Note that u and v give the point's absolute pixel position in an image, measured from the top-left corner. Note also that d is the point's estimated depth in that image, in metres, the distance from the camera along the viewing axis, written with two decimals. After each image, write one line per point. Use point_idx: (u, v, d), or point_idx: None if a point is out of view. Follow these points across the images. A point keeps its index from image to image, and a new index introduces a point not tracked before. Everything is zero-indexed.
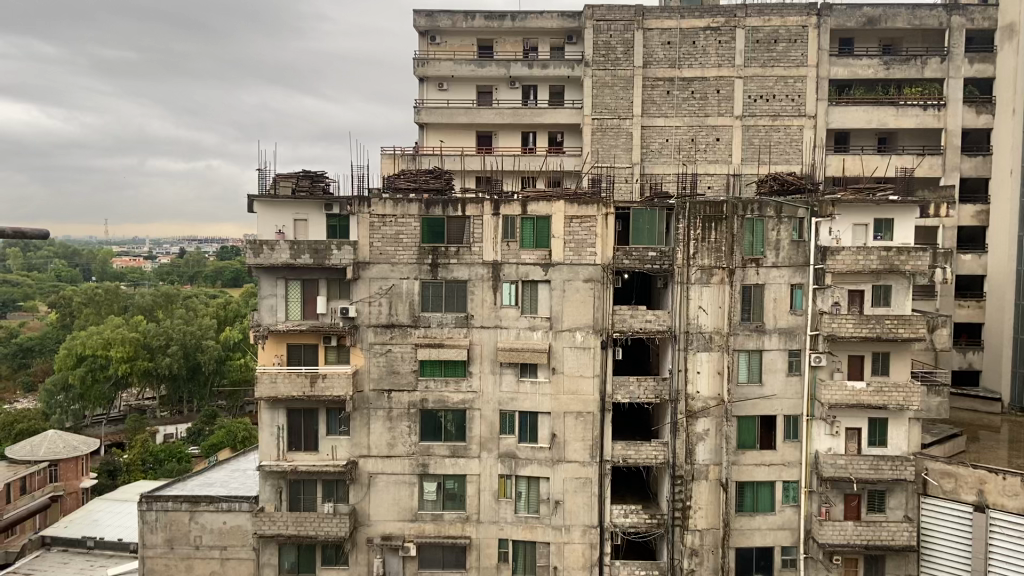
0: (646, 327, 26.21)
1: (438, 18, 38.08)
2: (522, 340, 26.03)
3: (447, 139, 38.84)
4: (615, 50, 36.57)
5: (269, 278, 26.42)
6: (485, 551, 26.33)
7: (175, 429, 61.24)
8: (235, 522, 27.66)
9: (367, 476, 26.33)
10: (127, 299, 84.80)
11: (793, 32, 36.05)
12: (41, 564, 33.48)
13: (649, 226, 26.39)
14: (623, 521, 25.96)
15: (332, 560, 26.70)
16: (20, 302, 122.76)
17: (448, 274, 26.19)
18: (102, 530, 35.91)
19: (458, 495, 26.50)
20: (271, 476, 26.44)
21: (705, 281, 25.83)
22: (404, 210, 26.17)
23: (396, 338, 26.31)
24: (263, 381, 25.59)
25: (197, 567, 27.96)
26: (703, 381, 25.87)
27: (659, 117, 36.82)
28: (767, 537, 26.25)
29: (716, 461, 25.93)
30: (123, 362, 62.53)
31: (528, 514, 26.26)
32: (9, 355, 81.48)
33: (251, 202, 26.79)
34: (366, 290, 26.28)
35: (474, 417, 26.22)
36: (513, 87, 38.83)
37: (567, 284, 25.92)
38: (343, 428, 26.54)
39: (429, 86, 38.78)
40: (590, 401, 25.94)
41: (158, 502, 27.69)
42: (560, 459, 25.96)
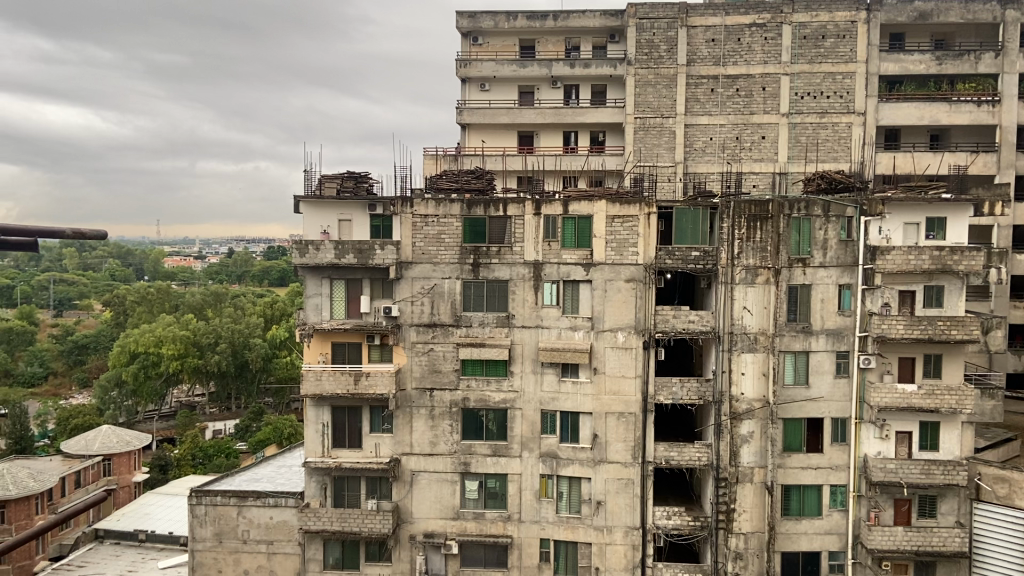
0: (689, 327, 25.93)
1: (480, 19, 38.24)
2: (563, 340, 25.99)
3: (489, 139, 38.91)
4: (657, 48, 36.34)
5: (314, 278, 26.89)
6: (527, 551, 26.38)
7: (224, 425, 62.56)
8: (281, 517, 28.16)
9: (410, 474, 26.61)
10: (177, 298, 86.83)
11: (842, 27, 35.37)
12: (94, 557, 34.42)
13: (692, 226, 26.10)
14: (666, 522, 25.78)
15: (375, 556, 27.00)
16: (76, 301, 126.74)
17: (490, 273, 26.27)
18: (153, 524, 36.83)
19: (499, 494, 26.56)
20: (316, 472, 26.88)
21: (750, 281, 25.48)
22: (446, 210, 26.36)
23: (438, 337, 26.49)
24: (308, 379, 26.02)
25: (245, 560, 28.50)
26: (749, 383, 25.54)
27: (703, 115, 36.45)
28: (813, 542, 25.83)
29: (762, 463, 25.57)
30: (174, 359, 64.12)
31: (570, 514, 26.20)
32: (66, 352, 84.13)
33: (297, 203, 27.26)
34: (408, 289, 26.51)
35: (515, 416, 26.28)
36: (555, 87, 38.77)
37: (609, 283, 25.80)
38: (386, 426, 26.76)
39: (472, 86, 38.92)
40: (632, 401, 25.80)
41: (207, 496, 28.33)
42: (601, 459, 25.86)
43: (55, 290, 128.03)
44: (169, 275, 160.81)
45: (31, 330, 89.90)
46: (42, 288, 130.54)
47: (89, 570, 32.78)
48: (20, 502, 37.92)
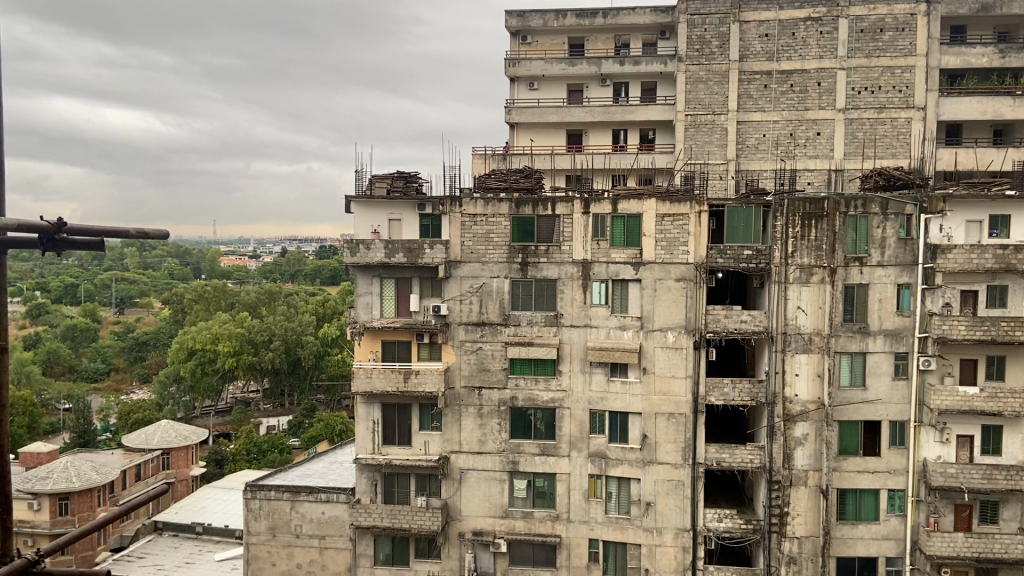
0: (741, 327, 25.53)
1: (529, 18, 38.23)
2: (612, 340, 25.83)
3: (538, 139, 38.73)
4: (709, 44, 35.84)
5: (364, 277, 27.24)
6: (576, 550, 26.30)
7: (278, 421, 63.75)
8: (333, 513, 28.60)
9: (458, 471, 26.78)
10: (233, 296, 88.77)
11: (901, 20, 34.41)
12: (154, 548, 35.40)
13: (744, 224, 25.65)
14: (718, 525, 25.47)
15: (425, 552, 27.28)
16: (137, 298, 130.78)
17: (538, 272, 26.22)
18: (211, 517, 37.74)
19: (548, 494, 26.52)
20: (367, 468, 27.26)
21: (805, 280, 24.96)
22: (494, 209, 26.42)
23: (486, 336, 26.57)
24: (358, 377, 26.37)
25: (298, 554, 29.00)
26: (803, 384, 25.01)
27: (756, 112, 35.86)
28: (870, 547, 25.23)
29: (817, 466, 25.04)
30: (230, 355, 65.73)
31: (619, 515, 26.03)
32: (127, 348, 86.81)
33: (348, 203, 27.65)
34: (457, 288, 26.63)
35: (564, 416, 26.21)
36: (604, 85, 38.42)
37: (658, 283, 25.55)
38: (435, 424, 26.96)
39: (520, 85, 38.86)
40: (682, 402, 25.52)
41: (262, 491, 28.95)
42: (651, 460, 25.62)
43: (117, 289, 132.27)
44: (225, 275, 164.50)
45: (95, 327, 93.01)
46: (105, 286, 134.88)
47: (148, 561, 33.74)
48: (83, 494, 39.28)
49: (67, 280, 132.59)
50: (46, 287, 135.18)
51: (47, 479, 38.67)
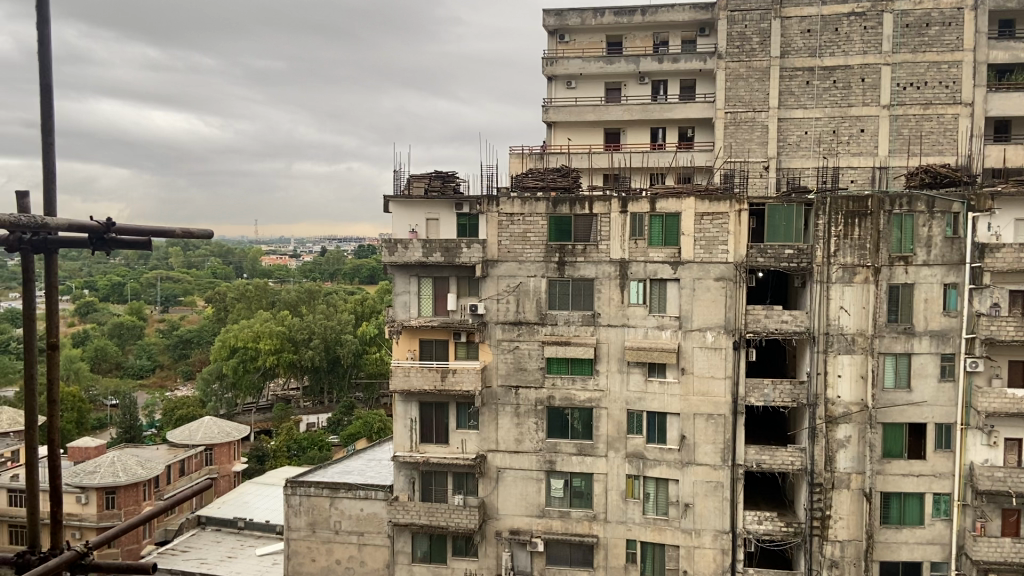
0: (782, 327, 25.19)
1: (567, 17, 38.11)
2: (650, 339, 25.67)
3: (575, 137, 38.53)
4: (749, 41, 35.42)
5: (402, 275, 27.43)
6: (613, 551, 26.20)
7: (318, 419, 64.36)
8: (371, 509, 28.86)
9: (495, 470, 26.84)
10: (273, 295, 90.02)
11: (947, 15, 33.67)
12: (197, 542, 36.04)
13: (785, 222, 25.21)
14: (757, 527, 25.19)
15: (463, 550, 27.40)
16: (181, 297, 133.39)
17: (575, 272, 26.13)
18: (252, 513, 38.31)
19: (585, 494, 26.43)
20: (404, 466, 27.46)
21: (848, 280, 24.54)
22: (532, 208, 26.39)
23: (523, 335, 26.57)
24: (396, 375, 26.59)
25: (337, 551, 29.30)
26: (845, 386, 24.62)
27: (798, 109, 35.35)
28: (914, 552, 24.72)
29: (859, 469, 24.64)
30: (272, 353, 66.87)
31: (657, 516, 25.85)
32: (171, 346, 88.44)
33: (386, 202, 27.86)
34: (494, 287, 26.68)
35: (601, 415, 26.11)
36: (642, 83, 38.07)
37: (697, 283, 25.31)
38: (472, 422, 27.06)
39: (558, 84, 38.68)
40: (722, 402, 25.24)
41: (302, 487, 29.30)
42: (689, 461, 25.40)
43: (162, 287, 135.09)
44: (265, 274, 166.75)
45: (140, 325, 94.98)
46: (149, 285, 137.76)
47: (191, 554, 34.36)
48: (129, 489, 40.17)
49: (114, 279, 135.63)
50: (93, 286, 138.40)
51: (95, 473, 39.62)
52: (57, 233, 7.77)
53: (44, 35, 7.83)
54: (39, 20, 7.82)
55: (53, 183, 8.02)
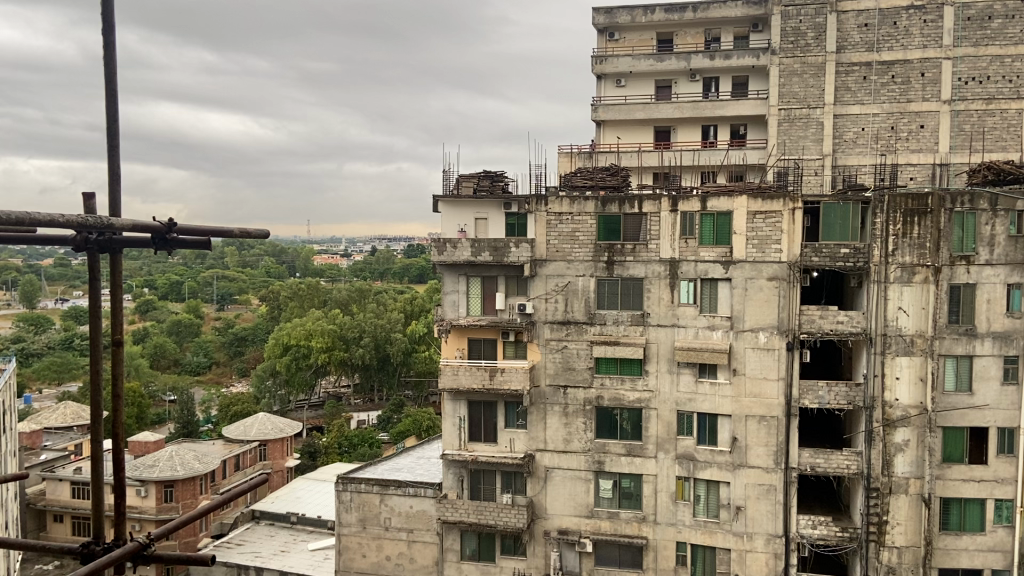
0: (838, 328, 24.72)
1: (617, 14, 37.85)
2: (700, 340, 25.37)
3: (625, 136, 38.20)
4: (804, 36, 34.74)
5: (451, 275, 27.60)
6: (663, 553, 25.97)
7: (367, 416, 64.97)
8: (420, 507, 29.09)
9: (544, 470, 26.80)
10: (326, 294, 91.46)
11: (1011, 7, 32.73)
12: (252, 536, 36.78)
13: (841, 221, 24.74)
14: (811, 532, 24.75)
15: (511, 549, 27.46)
16: (236, 296, 136.44)
17: (625, 271, 25.94)
18: (304, 508, 38.98)
19: (634, 495, 26.22)
20: (453, 464, 27.64)
21: (907, 280, 23.88)
22: (581, 208, 26.31)
23: (572, 335, 26.48)
24: (445, 373, 26.78)
25: (387, 547, 29.56)
26: (904, 389, 23.95)
27: (855, 105, 34.56)
28: (975, 559, 24.00)
29: (918, 474, 23.99)
30: (323, 351, 67.97)
31: (708, 518, 25.54)
32: (227, 343, 90.48)
33: (436, 202, 28.02)
34: (543, 287, 26.64)
35: (651, 416, 25.88)
36: (693, 80, 37.55)
37: (750, 282, 24.93)
38: (520, 421, 27.09)
39: (607, 82, 38.37)
40: (775, 404, 24.84)
41: (353, 483, 29.67)
42: (741, 464, 25.05)
43: (217, 286, 138.17)
44: (316, 273, 169.37)
45: (198, 323, 97.44)
46: (206, 283, 141.04)
47: (246, 548, 35.05)
48: (186, 483, 41.18)
49: (171, 279, 139.32)
50: (152, 284, 142.33)
51: (154, 467, 40.86)
52: (122, 234, 8.00)
53: (109, 41, 8.07)
54: (105, 26, 8.07)
55: (118, 185, 8.26)
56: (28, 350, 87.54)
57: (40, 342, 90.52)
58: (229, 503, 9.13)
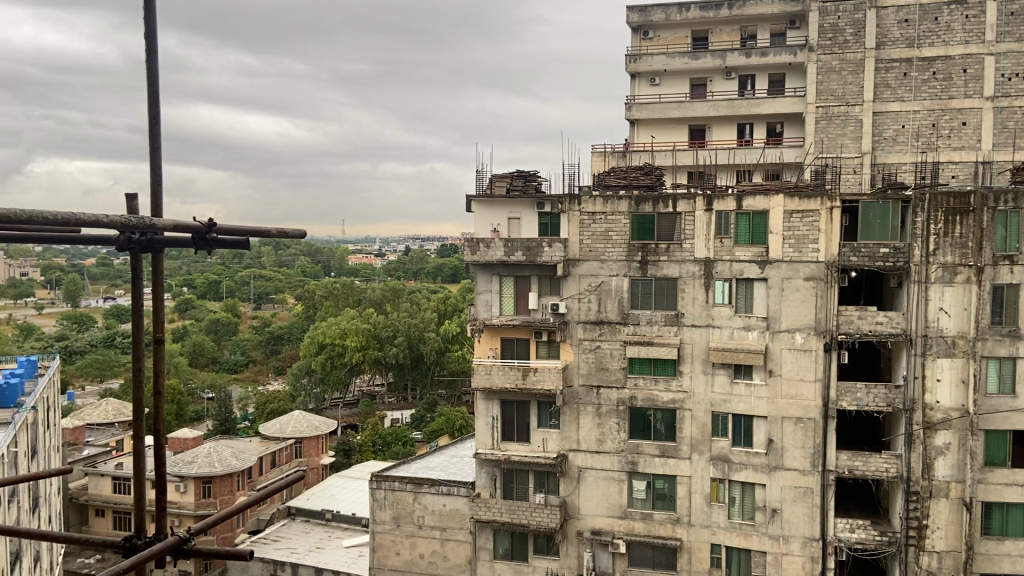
0: (877, 329, 24.32)
1: (651, 12, 37.65)
2: (736, 340, 25.12)
3: (659, 135, 37.97)
4: (843, 33, 34.22)
5: (484, 275, 27.67)
6: (697, 555, 25.77)
7: (401, 414, 65.40)
8: (453, 506, 29.20)
9: (577, 470, 26.73)
10: (360, 293, 92.24)
11: None
12: (288, 532, 37.24)
13: (880, 220, 24.34)
14: (849, 536, 24.41)
15: (544, 549, 27.45)
16: (272, 295, 138.30)
17: (658, 271, 25.79)
18: (339, 505, 39.39)
19: (668, 496, 26.04)
20: (486, 463, 27.71)
21: (948, 280, 23.39)
22: (614, 207, 26.22)
23: (605, 335, 26.37)
24: (478, 373, 26.86)
25: (420, 545, 29.71)
26: (945, 391, 23.47)
27: (895, 102, 33.99)
28: (1018, 565, 23.51)
29: (959, 478, 23.48)
30: (358, 350, 68.62)
31: (743, 520, 25.30)
32: (264, 341, 91.79)
33: (469, 202, 28.12)
34: (576, 286, 26.57)
35: (684, 417, 25.67)
36: (729, 78, 37.22)
37: (786, 282, 24.63)
38: (553, 421, 27.06)
39: (641, 81, 38.15)
40: (812, 406, 24.52)
41: (387, 481, 29.91)
42: (777, 466, 24.79)
43: (254, 285, 140.07)
44: (350, 273, 170.94)
45: (235, 322, 98.95)
46: (243, 283, 143.05)
47: (282, 544, 35.52)
48: (224, 479, 41.82)
49: (209, 278, 141.63)
50: (190, 284, 144.82)
51: (193, 463, 41.64)
52: (164, 234, 8.14)
53: (151, 45, 8.22)
54: (147, 30, 8.22)
55: (159, 187, 8.42)
56: (71, 347, 89.64)
57: (83, 339, 92.67)
58: (266, 500, 9.22)
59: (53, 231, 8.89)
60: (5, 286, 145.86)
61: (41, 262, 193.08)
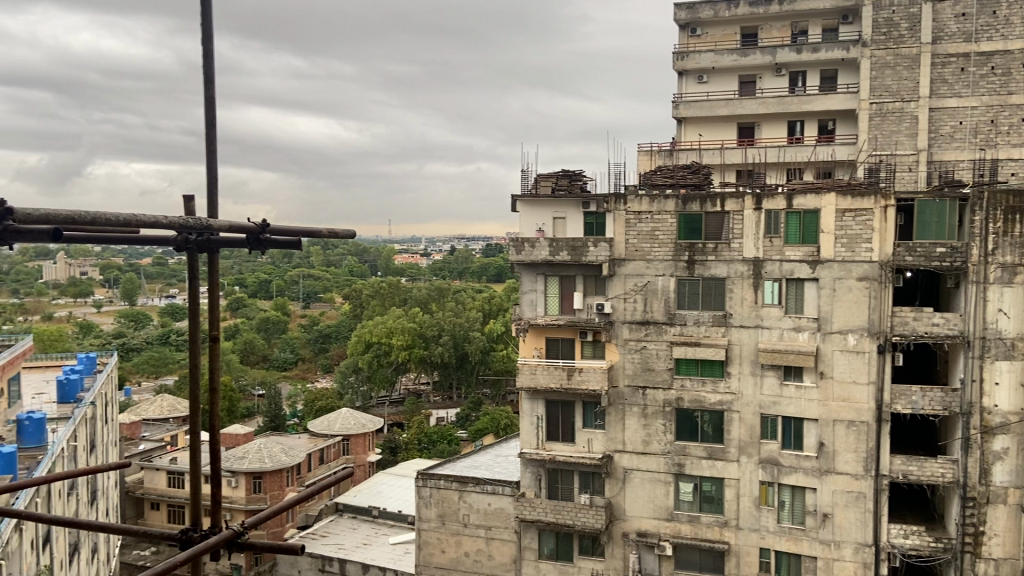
0: (932, 331, 23.70)
1: (699, 9, 37.21)
2: (785, 341, 24.70)
3: (707, 133, 37.56)
4: (897, 27, 33.41)
5: (529, 274, 27.67)
6: (746, 559, 25.43)
7: (447, 413, 65.80)
8: (499, 505, 29.24)
9: (623, 471, 26.55)
10: (406, 292, 93.11)
11: None
12: (335, 528, 37.75)
13: (937, 219, 23.71)
14: (903, 542, 23.88)
15: (589, 550, 27.35)
16: (320, 294, 140.38)
17: (706, 271, 25.49)
18: (386, 502, 39.81)
19: (715, 499, 25.71)
20: (531, 463, 27.69)
21: (1007, 280, 22.76)
22: (661, 206, 25.99)
23: (651, 335, 26.13)
24: (523, 372, 26.87)
25: (465, 543, 29.83)
26: (1003, 394, 22.88)
27: (952, 97, 33.06)
28: None
29: (1018, 484, 22.92)
30: (404, 349, 69.26)
31: (793, 525, 24.88)
32: (312, 340, 93.12)
33: (515, 202, 28.07)
34: (621, 286, 26.37)
35: (732, 419, 25.32)
36: (779, 74, 36.61)
37: (838, 282, 24.14)
38: (598, 422, 26.92)
39: (689, 79, 37.70)
40: (864, 409, 24.01)
41: (432, 479, 30.11)
42: (828, 470, 24.33)
43: (303, 285, 142.34)
44: (396, 273, 172.61)
45: (284, 321, 100.65)
46: (292, 282, 145.41)
47: (330, 539, 36.06)
48: (273, 474, 42.61)
49: (259, 278, 144.35)
50: (240, 283, 147.68)
51: (244, 458, 42.43)
52: (219, 234, 8.29)
53: (208, 50, 8.38)
54: (204, 35, 8.38)
55: (216, 189, 8.58)
56: (128, 344, 92.23)
57: (139, 337, 95.30)
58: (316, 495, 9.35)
59: (112, 231, 9.09)
60: (66, 285, 150.68)
61: (99, 262, 198.95)
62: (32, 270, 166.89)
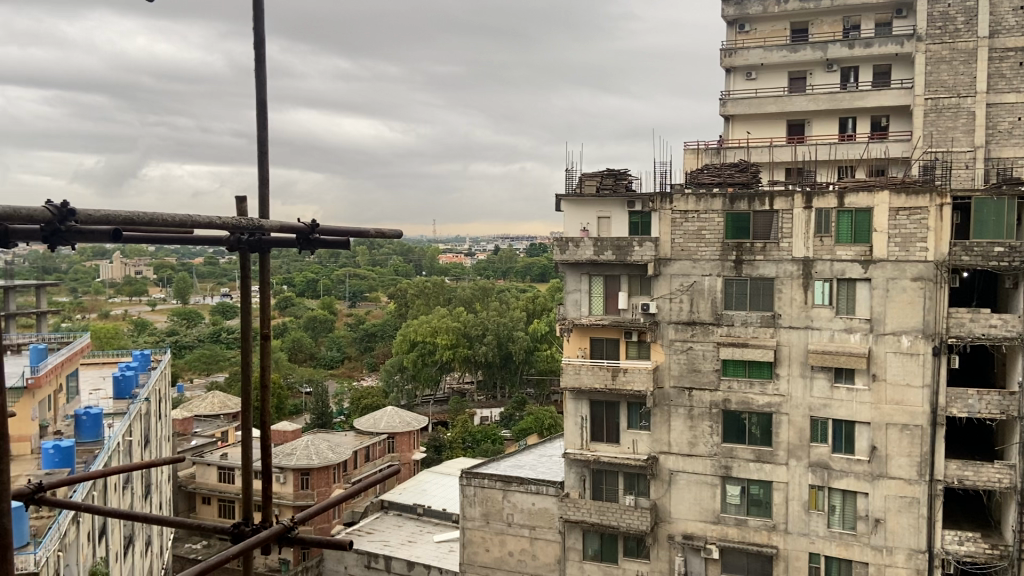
0: (990, 332, 23.02)
1: (748, 5, 36.62)
2: (836, 342, 24.20)
3: (755, 131, 36.99)
4: (954, 21, 32.51)
5: (573, 274, 27.50)
6: (795, 564, 25.00)
7: (490, 412, 65.92)
8: (543, 505, 29.18)
9: (668, 473, 26.30)
10: (450, 291, 93.63)
11: None
12: (381, 525, 38.12)
13: (995, 218, 23.04)
14: (958, 549, 23.24)
15: (634, 551, 27.14)
16: (366, 293, 141.94)
17: (754, 271, 25.08)
18: (430, 500, 40.06)
19: (764, 502, 25.30)
20: (575, 464, 27.53)
21: None
22: (708, 205, 25.66)
23: (698, 336, 25.82)
24: (567, 372, 26.75)
25: (510, 543, 29.84)
26: None
27: (1010, 93, 32.12)
28: None
29: None
30: (448, 348, 69.66)
31: (843, 530, 24.35)
32: (358, 338, 94.12)
33: (559, 202, 27.89)
34: (667, 286, 26.10)
35: (781, 421, 24.88)
36: (830, 70, 35.89)
37: (892, 283, 23.57)
38: (643, 423, 26.66)
39: (737, 76, 37.18)
40: (918, 412, 23.42)
41: (476, 478, 30.17)
42: (881, 474, 23.77)
43: (349, 284, 144.10)
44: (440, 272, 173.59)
45: (331, 319, 102.00)
46: (338, 282, 147.36)
47: (376, 536, 36.44)
48: (321, 471, 42.97)
49: (307, 278, 146.56)
50: (288, 282, 150.04)
51: (292, 455, 43.12)
52: (270, 234, 8.37)
53: (259, 52, 8.48)
54: (256, 36, 8.48)
55: (268, 189, 8.69)
56: (181, 342, 94.48)
57: (192, 335, 97.53)
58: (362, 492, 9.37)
59: (165, 230, 9.24)
60: (122, 284, 154.92)
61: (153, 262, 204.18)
62: (90, 270, 171.97)
